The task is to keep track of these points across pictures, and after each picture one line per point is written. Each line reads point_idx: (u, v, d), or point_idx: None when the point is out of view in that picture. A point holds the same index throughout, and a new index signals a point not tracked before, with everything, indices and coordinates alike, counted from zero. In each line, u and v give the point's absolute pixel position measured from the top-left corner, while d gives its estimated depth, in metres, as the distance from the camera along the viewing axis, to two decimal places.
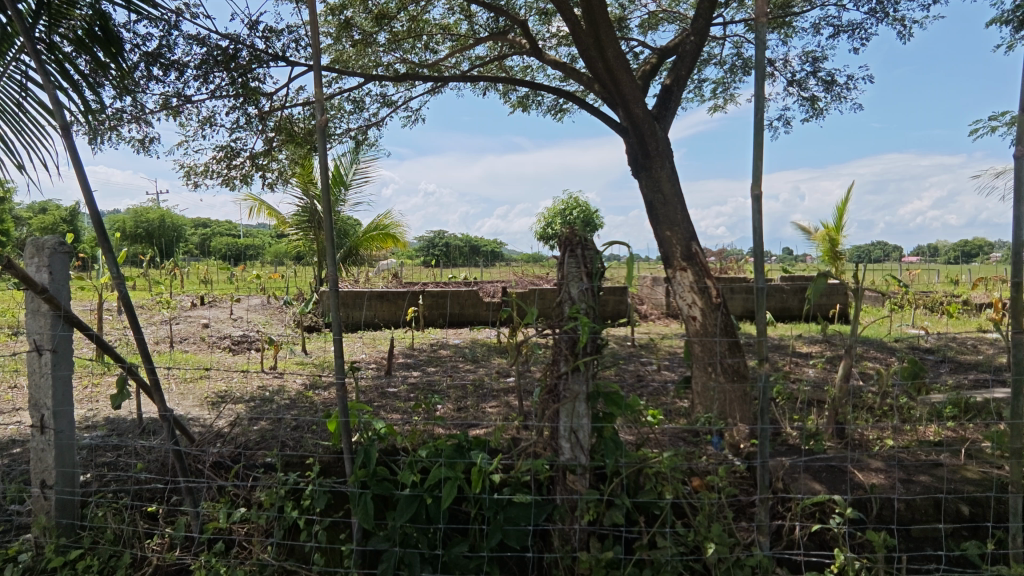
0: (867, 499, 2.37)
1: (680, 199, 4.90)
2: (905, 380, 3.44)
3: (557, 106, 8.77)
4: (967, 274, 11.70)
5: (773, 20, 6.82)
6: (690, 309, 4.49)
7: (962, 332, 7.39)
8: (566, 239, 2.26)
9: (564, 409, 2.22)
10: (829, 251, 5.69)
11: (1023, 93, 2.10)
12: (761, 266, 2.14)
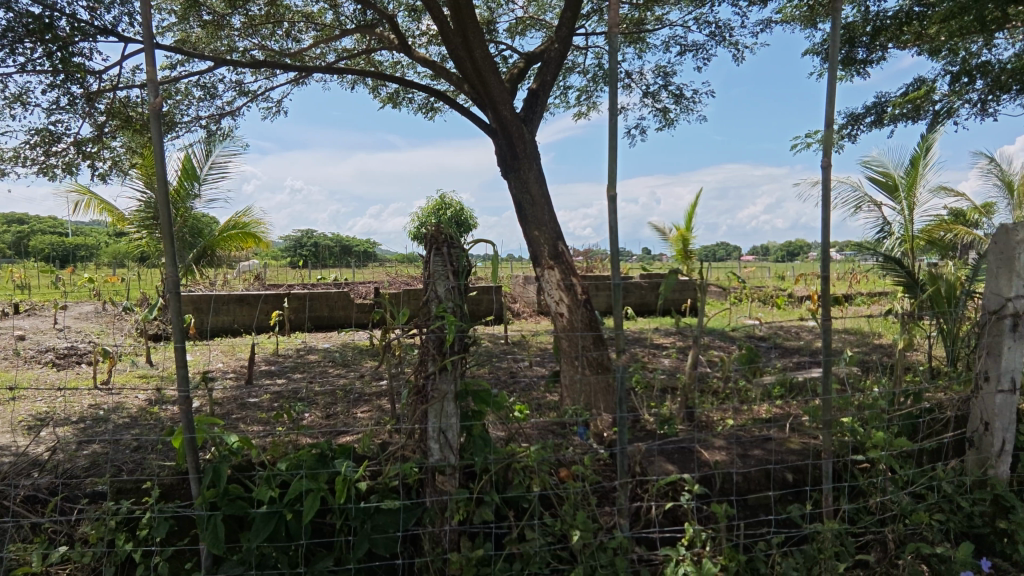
0: (711, 475, 2.61)
1: (547, 200, 5.06)
2: (743, 364, 3.84)
3: (428, 104, 8.69)
4: (792, 271, 13.43)
5: (629, 35, 7.32)
6: (557, 307, 4.67)
7: (787, 321, 8.47)
8: (432, 237, 2.22)
9: (432, 410, 2.18)
10: (681, 251, 6.24)
11: (827, 112, 2.42)
12: (617, 264, 2.27)
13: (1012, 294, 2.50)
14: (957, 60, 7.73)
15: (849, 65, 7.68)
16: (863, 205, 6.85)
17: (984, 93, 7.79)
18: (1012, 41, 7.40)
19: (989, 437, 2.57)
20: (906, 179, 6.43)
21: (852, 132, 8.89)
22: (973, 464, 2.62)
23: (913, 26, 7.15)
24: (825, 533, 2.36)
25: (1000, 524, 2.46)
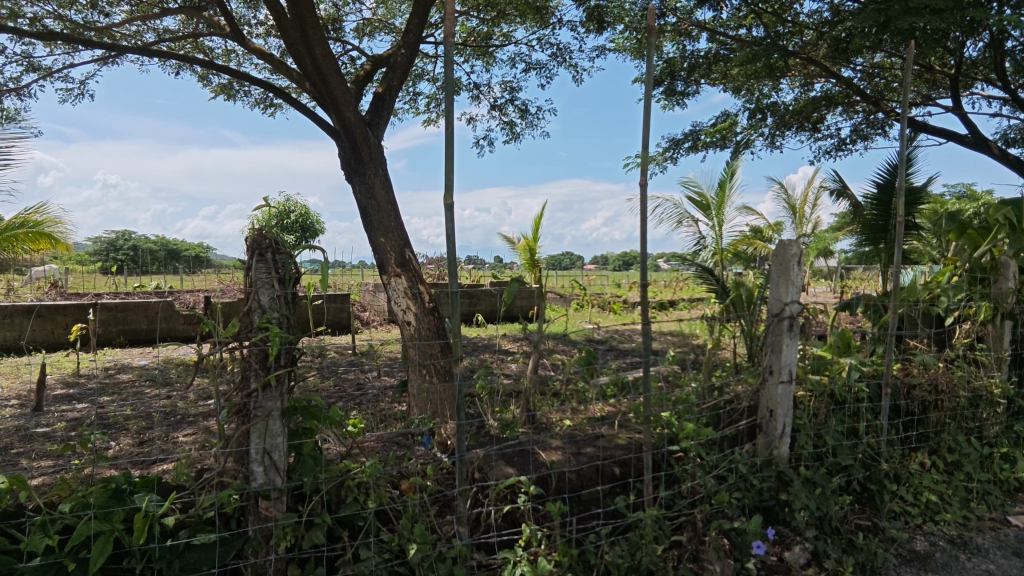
0: (547, 475, 2.73)
1: (394, 206, 4.95)
2: (582, 366, 4.08)
3: (267, 99, 8.11)
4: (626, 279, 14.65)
5: (478, 48, 7.49)
6: (404, 315, 4.58)
7: (622, 325, 9.22)
8: (255, 242, 2.05)
9: (256, 430, 2.01)
10: (529, 260, 6.50)
11: (647, 130, 2.61)
12: (455, 271, 2.27)
13: (789, 299, 2.94)
14: (753, 99, 9.04)
15: (671, 95, 8.68)
16: (683, 220, 7.69)
17: (773, 129, 9.18)
18: (792, 87, 8.83)
19: (774, 422, 2.99)
20: (716, 199, 7.34)
21: (673, 155, 9.97)
22: (763, 447, 3.02)
23: (720, 67, 8.21)
24: (645, 519, 2.58)
25: (782, 496, 2.87)
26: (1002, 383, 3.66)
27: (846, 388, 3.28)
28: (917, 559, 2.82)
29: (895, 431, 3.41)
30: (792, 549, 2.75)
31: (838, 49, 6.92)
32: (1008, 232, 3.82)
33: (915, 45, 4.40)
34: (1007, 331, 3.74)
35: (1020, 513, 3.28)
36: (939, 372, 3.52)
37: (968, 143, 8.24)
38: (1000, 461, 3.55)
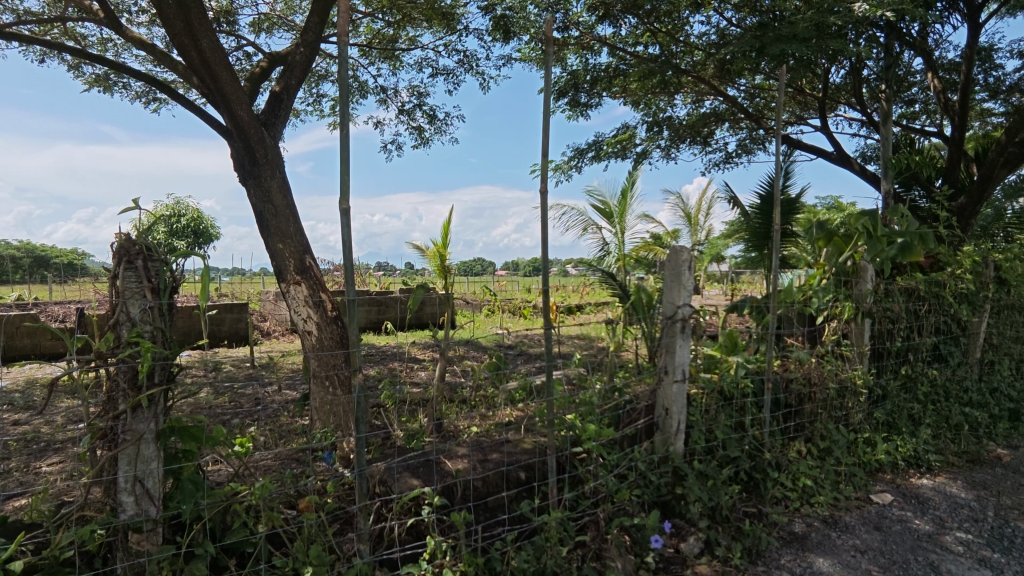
0: (452, 485, 2.69)
1: (292, 210, 4.69)
2: (490, 373, 4.08)
3: (151, 94, 7.48)
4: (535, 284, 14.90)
5: (383, 51, 7.34)
6: (305, 324, 4.37)
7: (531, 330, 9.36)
8: (121, 248, 1.84)
9: (125, 456, 1.82)
10: (439, 266, 6.44)
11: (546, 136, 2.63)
12: (351, 279, 2.18)
13: (682, 302, 3.10)
14: (651, 113, 9.53)
15: (575, 106, 8.96)
16: (588, 227, 7.94)
17: (669, 142, 9.73)
18: (685, 103, 9.40)
19: (670, 419, 3.14)
20: (618, 207, 7.65)
21: (578, 164, 10.29)
22: (659, 444, 3.16)
23: (619, 81, 8.58)
24: (550, 522, 2.61)
25: (678, 490, 3.02)
26: (864, 374, 4.08)
27: (733, 384, 3.50)
28: (796, 540, 3.06)
29: (776, 422, 3.69)
30: (687, 540, 2.89)
31: (724, 70, 7.45)
32: (865, 240, 4.27)
33: (788, 69, 4.83)
34: (867, 328, 4.16)
35: (880, 491, 3.65)
36: (812, 366, 3.84)
37: (834, 159, 9.15)
38: (863, 445, 3.94)
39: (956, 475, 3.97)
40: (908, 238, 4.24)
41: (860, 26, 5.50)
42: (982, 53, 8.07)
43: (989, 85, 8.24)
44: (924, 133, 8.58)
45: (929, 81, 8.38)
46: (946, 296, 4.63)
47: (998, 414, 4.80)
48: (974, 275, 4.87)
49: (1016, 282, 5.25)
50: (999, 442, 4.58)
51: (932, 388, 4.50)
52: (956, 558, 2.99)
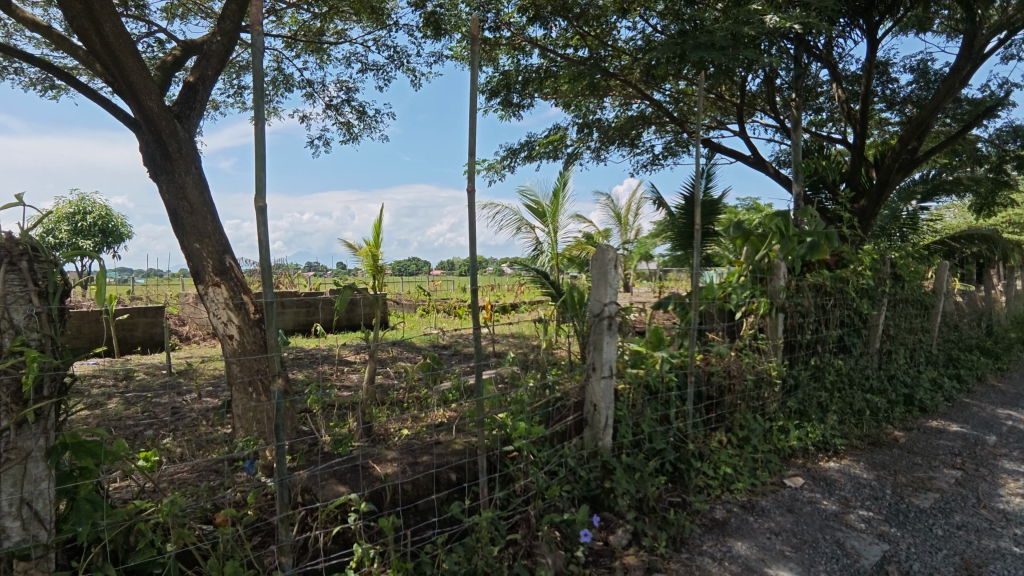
0: (381, 489, 2.63)
1: (210, 208, 4.41)
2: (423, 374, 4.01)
3: (49, 81, 6.88)
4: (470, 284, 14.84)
5: (309, 43, 7.09)
6: (225, 328, 4.15)
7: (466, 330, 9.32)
8: (3, 248, 1.67)
9: (8, 477, 1.65)
10: (372, 266, 6.30)
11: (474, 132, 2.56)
12: (268, 280, 2.07)
13: (608, 300, 3.17)
14: (581, 114, 9.72)
15: (508, 106, 9.07)
16: (521, 227, 8.00)
17: (598, 144, 9.96)
18: (613, 106, 9.65)
19: (598, 414, 3.21)
20: (551, 207, 7.75)
21: (511, 164, 10.35)
22: (589, 439, 3.22)
23: (550, 83, 8.70)
24: (481, 522, 2.59)
25: (606, 484, 3.09)
26: (778, 366, 4.32)
27: (658, 379, 3.62)
28: (717, 526, 3.19)
29: (699, 414, 3.85)
30: (616, 532, 2.95)
31: (650, 74, 7.71)
32: (778, 239, 4.53)
33: (706, 75, 5.06)
34: (780, 322, 4.41)
35: (793, 476, 3.88)
36: (731, 359, 4.03)
37: (751, 162, 9.66)
38: (778, 432, 4.17)
39: (859, 457, 4.28)
40: (816, 237, 4.53)
41: (772, 38, 5.84)
42: (880, 67, 8.76)
43: (886, 96, 8.95)
44: (830, 140, 9.21)
45: (834, 91, 9.01)
46: (849, 290, 4.98)
47: (895, 399, 5.21)
48: (873, 271, 5.27)
49: (909, 278, 5.73)
50: (896, 425, 4.99)
51: (838, 376, 4.83)
52: (858, 534, 3.22)
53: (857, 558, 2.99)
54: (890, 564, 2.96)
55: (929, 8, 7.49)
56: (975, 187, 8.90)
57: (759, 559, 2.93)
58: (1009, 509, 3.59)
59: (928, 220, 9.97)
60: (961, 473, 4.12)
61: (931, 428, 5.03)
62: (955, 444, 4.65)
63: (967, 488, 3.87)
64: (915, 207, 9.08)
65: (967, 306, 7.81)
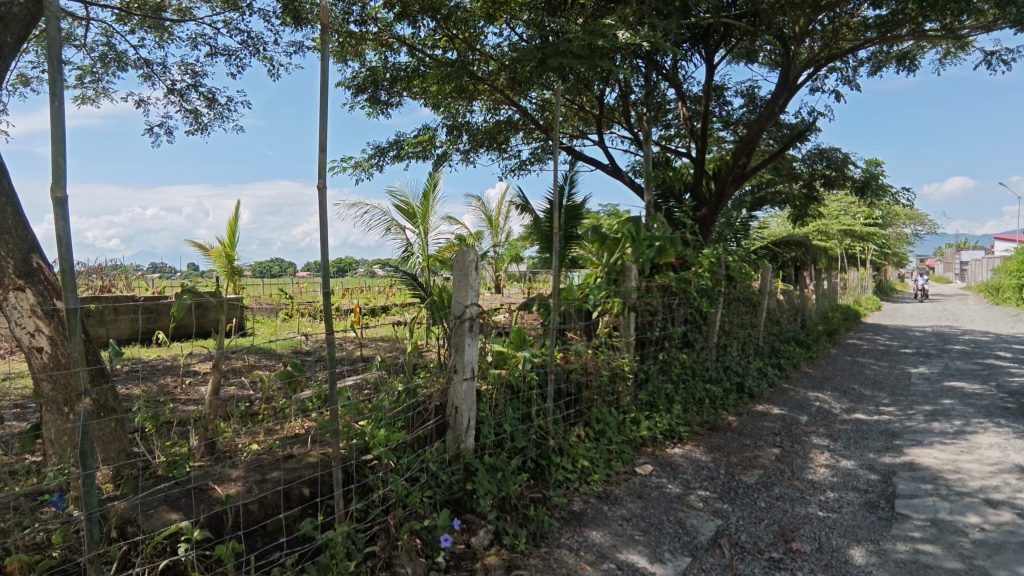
0: (221, 512, 2.41)
1: (10, 199, 3.69)
2: (280, 382, 3.71)
3: None
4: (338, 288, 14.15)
5: (145, 20, 6.33)
6: (32, 340, 3.53)
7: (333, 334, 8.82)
8: None
9: None
10: (225, 267, 5.79)
11: (324, 122, 2.38)
12: (70, 282, 1.79)
13: (469, 301, 3.17)
14: (450, 116, 9.71)
15: (375, 103, 8.89)
16: (390, 228, 7.80)
17: (467, 147, 10.04)
18: (482, 110, 9.78)
19: (460, 417, 3.20)
20: (420, 208, 7.65)
21: (379, 163, 10.08)
22: (451, 442, 3.20)
23: (419, 82, 8.59)
24: (335, 538, 2.46)
25: (468, 486, 3.08)
26: (630, 361, 4.61)
27: (520, 378, 3.70)
28: (574, 518, 3.33)
29: (559, 410, 3.99)
30: (478, 533, 2.95)
31: (515, 81, 7.91)
32: (631, 243, 4.86)
33: (565, 82, 5.28)
34: (632, 321, 4.72)
35: (643, 463, 4.16)
36: (588, 357, 4.23)
37: (609, 171, 10.29)
38: (630, 424, 4.45)
39: (699, 442, 4.70)
40: (664, 241, 4.92)
41: (625, 53, 6.25)
42: (716, 90, 9.77)
43: (722, 116, 9.99)
44: (677, 153, 10.08)
45: (680, 109, 9.88)
46: (691, 290, 5.47)
47: (729, 387, 5.81)
48: (711, 273, 5.83)
49: (740, 279, 6.43)
50: (730, 411, 5.56)
51: (682, 369, 5.28)
52: (697, 513, 3.54)
53: (695, 535, 3.28)
54: (722, 538, 3.29)
55: (755, 41, 8.48)
56: (792, 200, 10.22)
57: (611, 545, 3.10)
58: (816, 479, 4.15)
59: (757, 227, 11.28)
60: (780, 450, 4.68)
61: (758, 412, 5.67)
62: (776, 425, 5.29)
63: (785, 463, 4.42)
64: (746, 216, 10.23)
65: (787, 303, 8.94)
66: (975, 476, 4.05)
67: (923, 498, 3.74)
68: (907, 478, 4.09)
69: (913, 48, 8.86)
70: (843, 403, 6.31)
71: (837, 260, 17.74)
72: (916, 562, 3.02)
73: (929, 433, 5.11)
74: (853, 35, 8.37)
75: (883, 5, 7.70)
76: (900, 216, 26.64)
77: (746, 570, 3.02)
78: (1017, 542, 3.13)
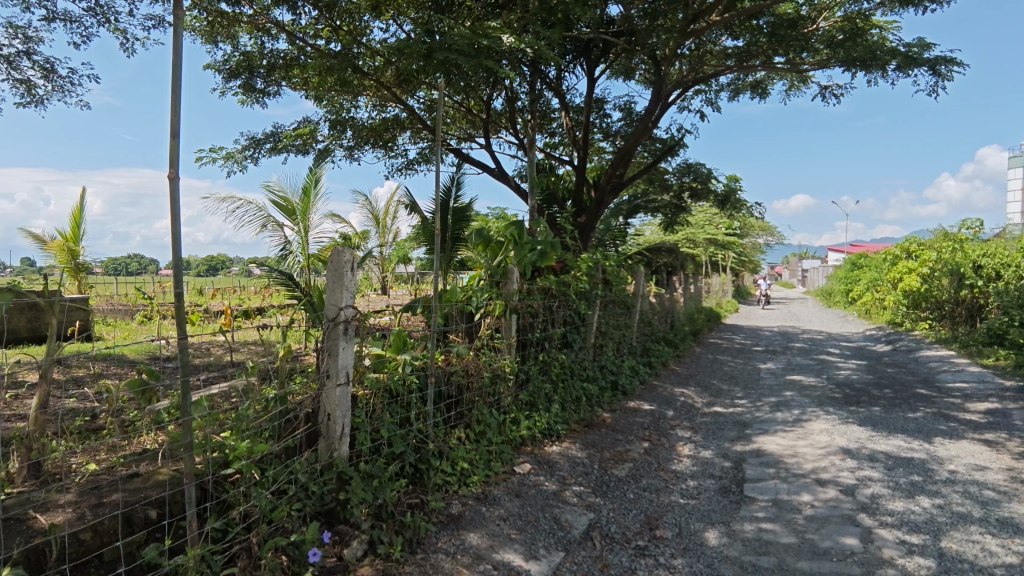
0: (43, 545, 2.13)
1: None
2: (129, 391, 3.24)
3: None
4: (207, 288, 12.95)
5: None
6: None
7: (203, 340, 8.06)
8: None
9: None
10: None
11: (177, 108, 2.16)
12: None
13: (344, 304, 3.04)
14: (333, 110, 9.31)
15: (250, 91, 8.33)
16: (266, 224, 7.33)
17: (351, 143, 9.71)
18: (367, 106, 9.50)
19: (333, 424, 3.06)
20: (300, 205, 7.25)
21: (254, 155, 9.44)
22: (323, 451, 3.04)
23: (298, 72, 8.16)
24: (186, 563, 2.24)
25: (342, 496, 2.94)
26: (511, 362, 4.67)
27: (399, 381, 3.61)
28: (452, 521, 3.30)
29: (440, 413, 3.95)
30: (350, 544, 2.83)
31: (402, 78, 7.77)
32: (513, 246, 4.98)
33: (448, 82, 5.28)
34: (513, 322, 4.80)
35: (522, 462, 4.24)
36: (470, 359, 4.22)
37: (495, 174, 10.41)
38: (510, 424, 4.51)
39: (576, 439, 4.88)
40: (545, 246, 5.02)
41: (511, 59, 6.37)
42: (596, 103, 10.26)
43: (602, 128, 10.52)
44: (560, 161, 10.43)
45: (564, 118, 10.25)
46: (570, 293, 5.68)
47: (605, 385, 6.09)
48: (588, 276, 6.09)
49: (616, 283, 6.78)
50: (605, 408, 5.83)
51: (561, 369, 5.45)
52: (571, 508, 3.67)
53: (569, 530, 3.41)
54: (593, 531, 3.45)
55: (631, 59, 9.00)
56: (663, 210, 10.94)
57: (488, 546, 3.11)
58: (678, 469, 4.48)
59: (632, 234, 11.97)
60: (648, 444, 5.00)
61: (630, 408, 6.01)
62: (645, 420, 5.63)
63: (652, 456, 4.72)
64: (623, 223, 10.79)
65: (658, 306, 9.57)
66: (808, 458, 4.58)
67: (767, 481, 4.17)
68: (755, 463, 4.54)
69: (764, 78, 9.90)
70: (704, 397, 6.88)
71: (702, 265, 19.33)
72: (759, 540, 3.34)
73: (774, 422, 5.71)
74: (716, 62, 9.16)
75: (740, 36, 8.49)
76: (755, 226, 29.55)
77: (614, 559, 3.18)
78: (840, 515, 3.58)
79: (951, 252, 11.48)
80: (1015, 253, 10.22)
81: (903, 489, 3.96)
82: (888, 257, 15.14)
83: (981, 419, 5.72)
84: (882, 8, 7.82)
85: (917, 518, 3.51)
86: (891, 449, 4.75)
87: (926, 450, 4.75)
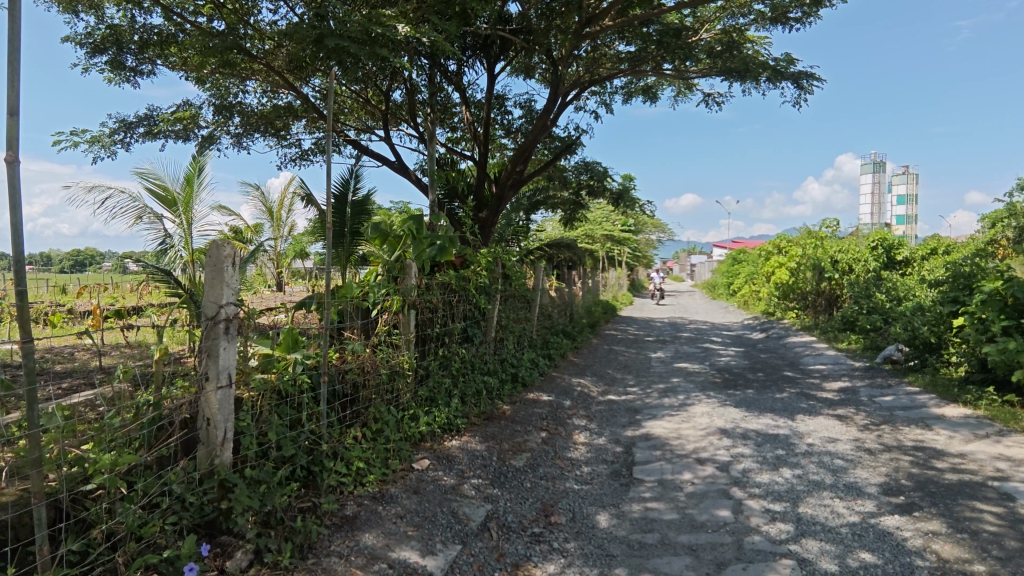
0: None
1: None
2: None
3: None
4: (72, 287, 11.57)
5: None
6: None
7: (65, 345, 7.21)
8: None
9: None
10: None
11: (15, 84, 1.92)
12: None
13: (224, 301, 2.85)
14: (217, 95, 8.68)
15: (120, 69, 7.60)
16: (141, 216, 6.69)
17: (238, 130, 9.12)
18: (256, 92, 8.96)
19: (213, 430, 2.84)
20: (182, 195, 6.69)
21: (125, 140, 8.59)
22: (203, 458, 2.83)
23: (176, 51, 7.51)
24: None
25: (223, 505, 2.76)
26: (409, 358, 4.60)
27: (290, 381, 3.44)
28: (346, 523, 3.21)
29: (334, 413, 3.82)
30: (234, 556, 2.69)
31: (295, 65, 7.38)
32: (411, 241, 4.91)
33: (340, 71, 5.09)
34: (412, 318, 4.73)
35: (421, 459, 4.20)
36: (366, 356, 4.11)
37: (395, 167, 10.20)
38: (409, 420, 4.45)
39: (475, 432, 4.92)
40: (444, 241, 5.01)
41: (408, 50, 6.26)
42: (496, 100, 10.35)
43: (503, 125, 10.62)
44: (462, 156, 10.40)
45: (464, 113, 10.23)
46: (470, 288, 5.69)
47: (505, 378, 6.18)
48: (488, 271, 6.13)
49: (516, 277, 6.88)
50: (505, 400, 5.91)
51: (462, 363, 5.44)
52: (469, 501, 3.70)
53: (467, 523, 3.43)
54: (491, 522, 3.50)
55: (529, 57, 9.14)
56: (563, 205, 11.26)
57: (384, 545, 3.06)
58: (574, 456, 4.65)
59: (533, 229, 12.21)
60: (546, 433, 5.13)
61: (529, 399, 6.14)
62: (544, 411, 5.77)
63: (549, 445, 4.87)
64: (524, 218, 10.97)
65: (558, 299, 9.84)
66: (691, 439, 4.93)
67: (653, 463, 4.44)
68: (643, 447, 4.82)
69: (654, 83, 10.45)
70: (599, 386, 7.18)
71: (599, 260, 20.13)
72: (645, 518, 3.56)
73: (661, 407, 6.08)
74: (611, 65, 9.55)
75: (632, 42, 8.88)
76: (647, 224, 31.24)
77: (510, 548, 3.26)
78: (715, 490, 3.89)
79: (813, 248, 12.77)
80: (864, 249, 11.53)
81: (769, 462, 4.37)
82: (763, 253, 16.60)
83: (836, 396, 6.44)
84: (755, 24, 8.51)
85: (779, 488, 3.90)
86: (761, 427, 5.23)
87: (789, 426, 5.27)
